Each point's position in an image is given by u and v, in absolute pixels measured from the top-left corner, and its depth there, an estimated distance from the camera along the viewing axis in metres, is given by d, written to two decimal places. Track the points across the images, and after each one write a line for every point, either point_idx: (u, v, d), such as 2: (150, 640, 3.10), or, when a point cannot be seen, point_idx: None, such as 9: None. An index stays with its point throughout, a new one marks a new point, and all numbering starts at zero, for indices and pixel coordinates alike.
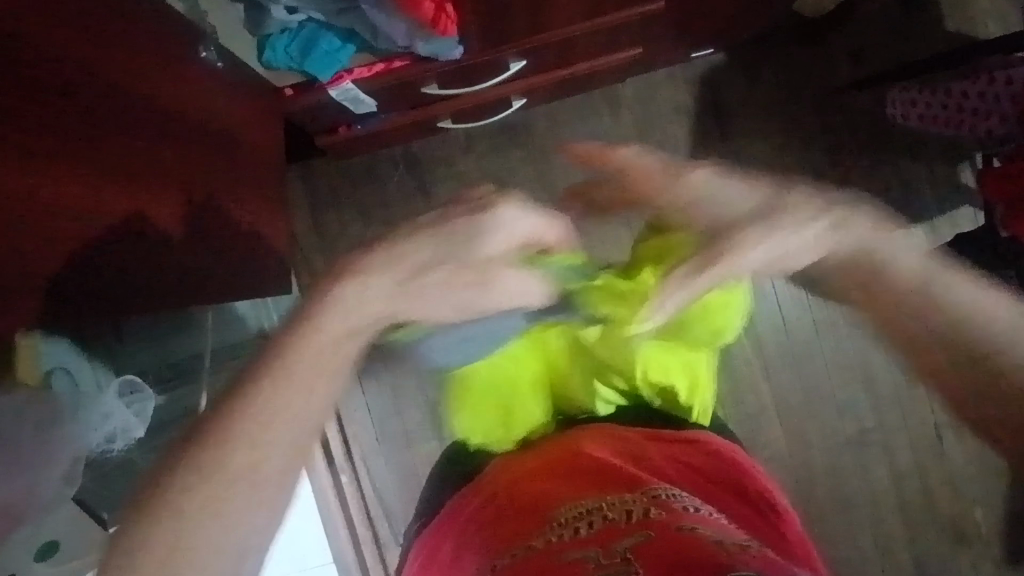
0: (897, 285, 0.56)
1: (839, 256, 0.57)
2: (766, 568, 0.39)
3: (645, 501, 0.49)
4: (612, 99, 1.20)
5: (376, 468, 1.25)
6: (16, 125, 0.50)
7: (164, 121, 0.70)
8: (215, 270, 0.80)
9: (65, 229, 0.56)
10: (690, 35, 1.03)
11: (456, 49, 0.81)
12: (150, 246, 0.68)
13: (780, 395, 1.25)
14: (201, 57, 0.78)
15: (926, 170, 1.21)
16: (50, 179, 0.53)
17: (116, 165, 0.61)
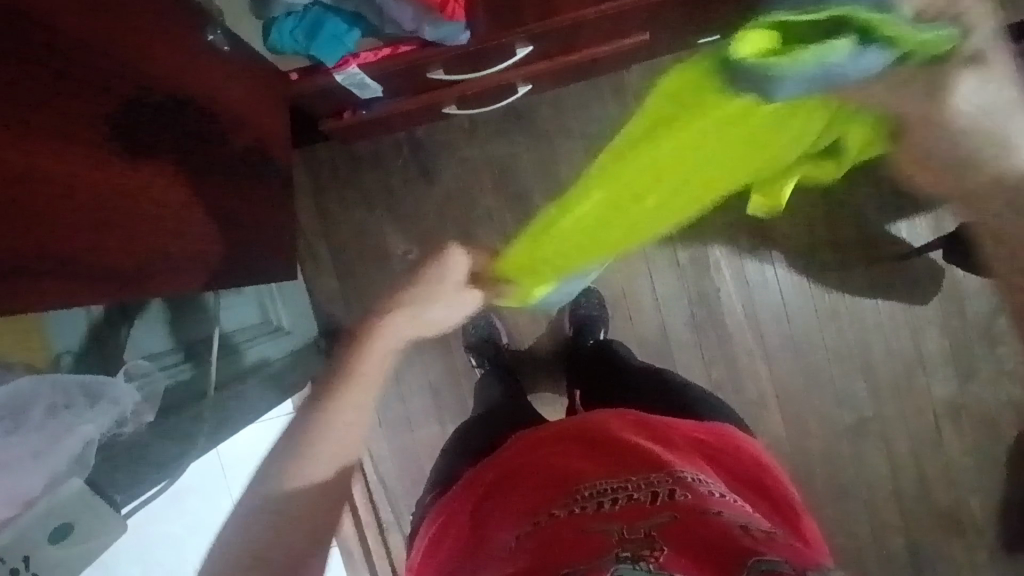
0: None
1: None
2: (792, 559, 0.40)
3: (670, 482, 0.49)
4: (618, 85, 1.20)
5: (378, 453, 1.26)
6: (26, 104, 0.49)
7: (170, 98, 0.69)
8: (224, 252, 0.80)
9: (83, 206, 0.56)
10: (698, 22, 1.03)
11: (463, 34, 0.80)
12: (163, 221, 0.67)
13: (780, 384, 1.26)
14: (208, 40, 0.77)
15: None
16: (61, 160, 0.53)
17: (120, 143, 0.61)
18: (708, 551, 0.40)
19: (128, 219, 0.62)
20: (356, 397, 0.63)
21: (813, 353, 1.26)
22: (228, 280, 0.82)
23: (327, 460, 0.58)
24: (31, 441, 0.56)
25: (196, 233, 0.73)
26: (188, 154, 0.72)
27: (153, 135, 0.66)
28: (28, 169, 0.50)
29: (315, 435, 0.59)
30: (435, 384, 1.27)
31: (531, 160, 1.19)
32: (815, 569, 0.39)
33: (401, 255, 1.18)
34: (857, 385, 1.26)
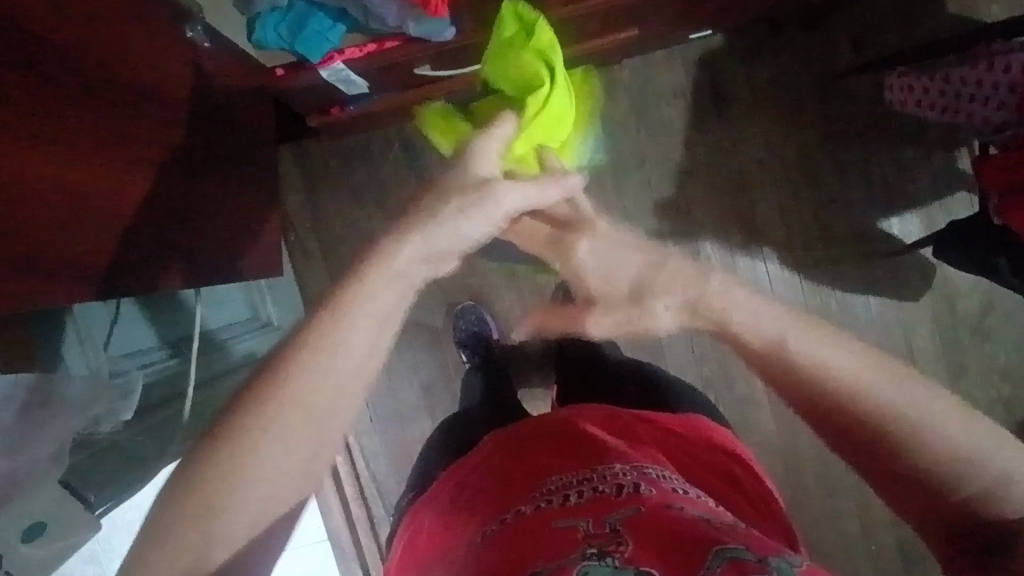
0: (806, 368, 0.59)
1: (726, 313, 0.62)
2: (752, 544, 0.41)
3: (635, 474, 0.50)
4: (609, 83, 1.24)
5: (370, 448, 1.27)
6: (12, 103, 0.50)
7: (152, 98, 0.70)
8: (201, 249, 0.80)
9: (57, 209, 0.56)
10: (688, 17, 1.04)
11: (448, 31, 0.80)
12: (138, 225, 0.68)
13: (770, 380, 1.27)
14: (187, 37, 0.77)
15: (925, 158, 1.26)
16: (42, 156, 0.53)
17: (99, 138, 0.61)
18: (672, 540, 0.41)
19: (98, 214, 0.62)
20: (251, 462, 0.53)
21: None
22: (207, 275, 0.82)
23: (218, 532, 0.52)
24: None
25: (174, 231, 0.74)
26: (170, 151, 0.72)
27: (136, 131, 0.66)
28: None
29: (206, 507, 0.51)
30: (426, 381, 1.27)
31: None
32: (774, 554, 0.40)
33: None
34: None
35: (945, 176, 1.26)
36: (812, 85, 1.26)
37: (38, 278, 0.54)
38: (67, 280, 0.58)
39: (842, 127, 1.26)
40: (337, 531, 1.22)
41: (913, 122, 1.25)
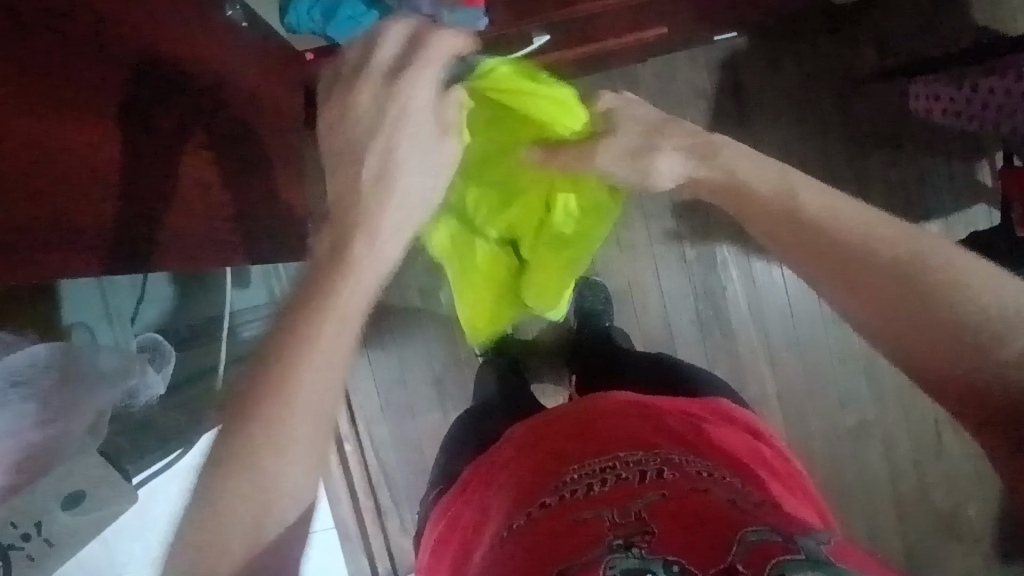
0: (785, 196, 0.52)
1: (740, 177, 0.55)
2: (781, 525, 0.40)
3: (659, 461, 0.49)
4: (631, 80, 1.24)
5: (380, 439, 1.28)
6: (43, 69, 0.48)
7: (191, 77, 0.69)
8: (241, 237, 0.80)
9: (104, 185, 0.55)
10: (715, 18, 1.03)
11: (481, 20, 0.78)
12: (182, 204, 0.67)
13: (783, 384, 1.28)
14: (224, 14, 0.77)
15: (946, 167, 1.25)
16: (75, 127, 0.52)
17: (143, 124, 0.61)
18: (697, 525, 0.41)
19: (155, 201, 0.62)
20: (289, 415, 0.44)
21: (816, 355, 1.28)
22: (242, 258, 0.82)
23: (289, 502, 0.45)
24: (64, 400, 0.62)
25: (220, 218, 0.74)
26: (207, 127, 0.72)
27: (175, 113, 0.66)
28: (38, 156, 0.48)
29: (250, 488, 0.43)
30: (439, 373, 1.28)
31: None
32: (803, 533, 0.39)
33: None
34: (860, 388, 1.28)
35: (965, 185, 1.25)
36: (835, 91, 1.26)
37: (88, 259, 0.53)
38: (114, 264, 0.57)
39: (864, 133, 1.26)
40: (344, 518, 1.22)
41: (935, 130, 1.25)
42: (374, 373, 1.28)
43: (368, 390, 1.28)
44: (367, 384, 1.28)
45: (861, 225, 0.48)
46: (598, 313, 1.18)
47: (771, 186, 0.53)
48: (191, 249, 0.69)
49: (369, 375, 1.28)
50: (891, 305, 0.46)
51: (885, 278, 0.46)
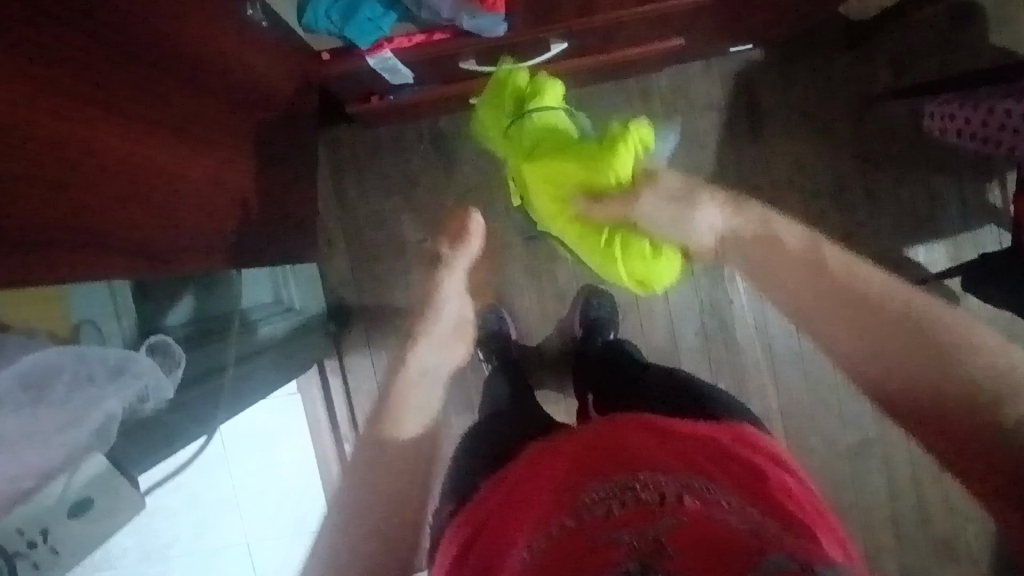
0: (803, 252, 0.52)
1: (746, 229, 0.58)
2: (800, 555, 0.41)
3: (676, 484, 0.49)
4: (645, 89, 1.24)
5: None
6: (70, 68, 0.48)
7: (209, 77, 0.68)
8: (246, 239, 0.79)
9: (122, 185, 0.55)
10: (733, 30, 1.03)
11: (501, 26, 0.77)
12: (194, 203, 0.66)
13: (786, 400, 1.28)
14: (247, 16, 0.76)
15: (956, 188, 1.25)
16: (101, 130, 0.52)
17: (162, 121, 0.60)
18: (711, 561, 0.41)
19: (165, 201, 0.61)
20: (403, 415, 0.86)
21: (821, 372, 1.28)
22: (252, 259, 0.82)
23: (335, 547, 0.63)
24: (86, 395, 0.60)
25: (225, 221, 0.73)
26: (222, 128, 0.72)
27: (192, 112, 0.65)
28: (57, 151, 0.47)
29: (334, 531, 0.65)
30: None
31: None
32: (824, 566, 0.40)
33: (418, 243, 1.25)
34: (863, 406, 1.28)
35: (976, 206, 1.25)
36: (848, 107, 1.25)
37: (110, 258, 0.53)
38: (135, 265, 0.56)
39: (875, 150, 1.25)
40: None
41: (947, 150, 1.24)
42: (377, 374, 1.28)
43: (370, 391, 1.28)
44: (369, 385, 1.28)
45: (878, 276, 0.49)
46: (603, 322, 1.18)
47: (809, 252, 0.52)
48: (202, 248, 0.68)
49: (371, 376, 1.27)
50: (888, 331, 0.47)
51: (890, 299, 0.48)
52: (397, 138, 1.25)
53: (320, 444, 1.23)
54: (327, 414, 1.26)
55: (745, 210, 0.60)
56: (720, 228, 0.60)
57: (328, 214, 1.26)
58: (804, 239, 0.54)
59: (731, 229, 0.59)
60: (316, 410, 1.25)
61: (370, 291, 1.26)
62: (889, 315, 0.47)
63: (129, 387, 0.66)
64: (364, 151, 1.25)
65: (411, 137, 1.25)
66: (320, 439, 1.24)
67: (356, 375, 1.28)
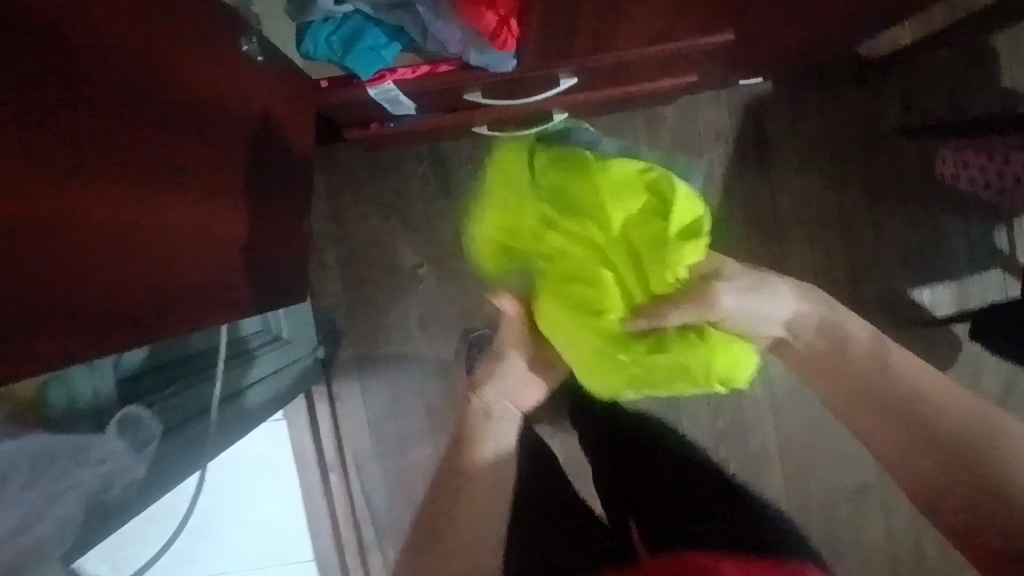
0: (863, 360, 0.73)
1: (815, 321, 0.77)
2: None
3: None
4: (651, 119, 1.21)
5: (368, 472, 1.25)
6: (55, 128, 0.43)
7: (212, 118, 0.64)
8: (244, 276, 0.74)
9: (111, 250, 0.50)
10: (747, 65, 1.00)
11: (511, 62, 0.74)
12: (187, 257, 0.62)
13: (785, 441, 1.26)
14: (242, 50, 0.69)
15: (963, 230, 1.23)
16: (90, 190, 0.47)
17: (146, 172, 0.54)
18: None
19: (152, 257, 0.56)
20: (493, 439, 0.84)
21: (819, 413, 1.26)
22: (249, 302, 0.77)
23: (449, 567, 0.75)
24: (38, 496, 0.47)
25: (221, 262, 0.69)
26: (221, 171, 0.67)
27: (180, 154, 0.59)
28: (28, 233, 0.41)
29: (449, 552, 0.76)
30: (433, 406, 1.24)
31: None
32: None
33: (414, 269, 1.22)
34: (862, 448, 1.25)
35: (982, 250, 1.23)
36: (856, 144, 1.23)
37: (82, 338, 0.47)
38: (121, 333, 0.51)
39: (883, 190, 1.23)
40: (325, 549, 1.22)
41: (955, 192, 1.22)
42: (366, 402, 1.25)
43: (359, 419, 1.25)
44: (359, 412, 1.24)
45: (933, 393, 0.69)
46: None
47: (870, 356, 0.73)
48: (195, 306, 0.63)
49: (361, 404, 1.24)
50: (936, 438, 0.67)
51: (951, 422, 0.67)
52: (396, 161, 1.21)
53: (305, 474, 1.21)
54: (315, 443, 1.22)
55: (811, 301, 0.78)
56: (788, 319, 0.78)
57: (322, 236, 1.22)
58: (872, 343, 0.74)
59: (801, 321, 0.77)
60: (303, 439, 1.22)
61: (363, 317, 1.23)
62: (940, 424, 0.67)
63: (89, 477, 0.53)
64: (361, 173, 1.21)
65: (410, 161, 1.21)
66: (306, 471, 1.21)
67: (345, 402, 1.24)
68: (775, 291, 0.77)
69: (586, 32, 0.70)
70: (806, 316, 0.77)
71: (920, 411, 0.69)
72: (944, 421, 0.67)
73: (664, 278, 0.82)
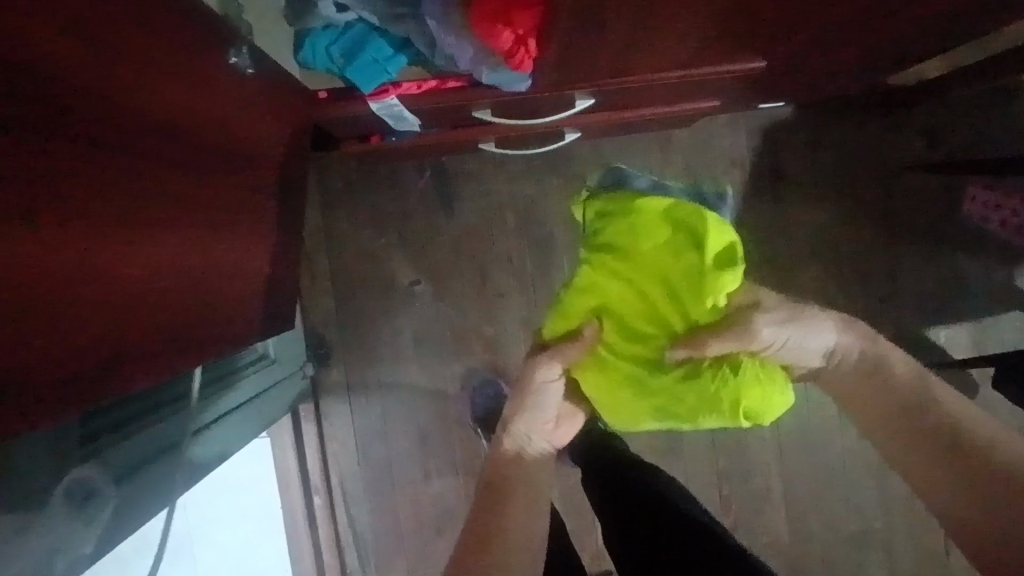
0: (903, 387, 0.65)
1: (852, 351, 0.69)
2: None
3: None
4: (664, 141, 1.16)
5: (353, 494, 1.20)
6: (21, 171, 0.38)
7: (194, 137, 0.58)
8: (228, 300, 0.69)
9: (82, 298, 0.44)
10: (770, 91, 0.95)
11: (524, 83, 0.69)
12: (169, 293, 0.56)
13: (788, 481, 1.21)
14: (230, 63, 0.63)
15: (983, 270, 1.18)
16: (58, 232, 0.41)
17: (120, 207, 0.48)
18: None
19: (128, 301, 0.49)
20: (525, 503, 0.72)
21: (824, 453, 1.21)
22: (233, 331, 0.71)
23: None
24: None
25: (205, 291, 0.63)
26: (208, 191, 0.62)
27: (155, 183, 0.53)
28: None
29: None
30: (424, 429, 1.19)
31: (561, 207, 1.17)
32: None
33: (410, 286, 1.17)
34: (867, 491, 1.21)
35: (1002, 291, 1.18)
36: (875, 176, 1.18)
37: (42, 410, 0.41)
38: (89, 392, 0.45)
39: (901, 224, 1.18)
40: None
41: (976, 230, 1.17)
42: (354, 423, 1.19)
43: (345, 441, 1.19)
44: (346, 433, 1.19)
45: (983, 427, 0.60)
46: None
47: (918, 399, 0.64)
48: (176, 344, 0.58)
49: (348, 425, 1.19)
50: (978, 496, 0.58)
51: (1006, 465, 0.57)
52: (395, 173, 1.16)
53: (287, 496, 1.16)
54: (298, 463, 1.18)
55: (838, 323, 0.69)
56: (825, 349, 0.69)
57: (315, 248, 1.16)
58: (914, 377, 0.65)
59: (838, 351, 0.70)
60: (287, 460, 1.17)
61: (355, 334, 1.18)
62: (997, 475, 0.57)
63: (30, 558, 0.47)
64: (359, 184, 1.16)
65: (411, 173, 1.16)
66: (288, 491, 1.17)
67: (332, 422, 1.19)
68: (819, 325, 0.69)
69: (608, 55, 0.65)
70: (842, 343, 0.69)
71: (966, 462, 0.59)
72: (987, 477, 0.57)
73: (702, 304, 0.68)
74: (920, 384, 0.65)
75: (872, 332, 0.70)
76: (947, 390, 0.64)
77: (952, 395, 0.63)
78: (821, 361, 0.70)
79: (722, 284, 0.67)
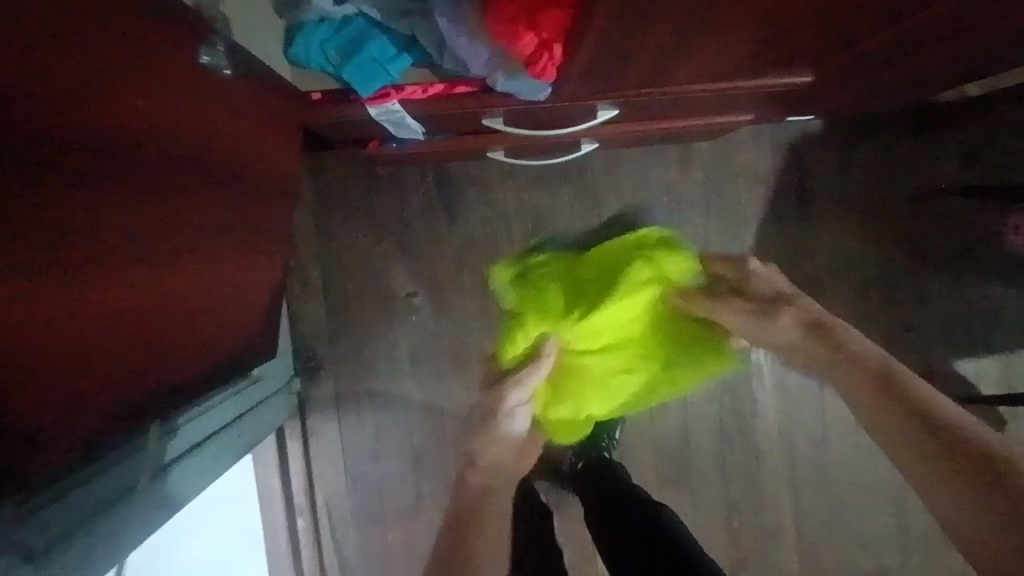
0: (865, 358, 0.70)
1: (803, 328, 0.74)
2: None
3: None
4: (684, 153, 1.09)
5: (339, 516, 1.13)
6: None
7: (167, 155, 0.52)
8: (169, 340, 0.60)
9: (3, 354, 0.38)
10: (806, 104, 0.87)
11: (543, 91, 0.62)
12: (116, 332, 0.50)
13: (801, 517, 1.14)
14: (202, 62, 0.55)
15: (1018, 301, 1.11)
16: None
17: (31, 263, 0.38)
18: None
19: (46, 357, 0.42)
20: None
21: (841, 488, 1.14)
22: (186, 363, 0.65)
23: None
24: None
25: (160, 325, 0.57)
26: (178, 216, 0.55)
27: (116, 213, 0.47)
28: None
29: None
30: (418, 450, 1.12)
31: (573, 218, 1.10)
32: None
33: (407, 299, 1.09)
34: (885, 531, 1.14)
35: None
36: (907, 197, 1.11)
37: None
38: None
39: (933, 250, 1.11)
40: None
41: (1012, 258, 1.10)
42: (343, 441, 1.12)
43: (333, 460, 1.12)
44: (334, 452, 1.12)
45: (930, 397, 0.65)
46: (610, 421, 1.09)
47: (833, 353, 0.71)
48: (114, 389, 0.52)
49: (336, 443, 1.12)
50: (949, 471, 0.60)
51: (966, 440, 0.60)
52: (397, 177, 1.08)
53: (269, 517, 1.09)
54: (282, 482, 1.11)
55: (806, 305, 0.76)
56: (791, 332, 0.74)
57: (307, 255, 1.09)
58: (843, 342, 0.72)
59: (786, 329, 0.74)
60: (270, 478, 1.09)
61: (348, 346, 1.10)
62: (944, 440, 0.61)
63: None
64: (357, 187, 1.08)
65: (413, 177, 1.09)
66: (270, 510, 1.09)
67: (320, 439, 1.12)
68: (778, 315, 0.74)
69: (641, 64, 0.58)
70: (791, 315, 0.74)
71: (913, 437, 0.63)
72: (915, 447, 0.62)
73: (653, 282, 0.90)
74: (844, 358, 0.71)
75: (834, 319, 0.75)
76: (858, 348, 0.71)
77: (872, 352, 0.71)
78: (790, 320, 0.74)
79: (668, 268, 0.90)
